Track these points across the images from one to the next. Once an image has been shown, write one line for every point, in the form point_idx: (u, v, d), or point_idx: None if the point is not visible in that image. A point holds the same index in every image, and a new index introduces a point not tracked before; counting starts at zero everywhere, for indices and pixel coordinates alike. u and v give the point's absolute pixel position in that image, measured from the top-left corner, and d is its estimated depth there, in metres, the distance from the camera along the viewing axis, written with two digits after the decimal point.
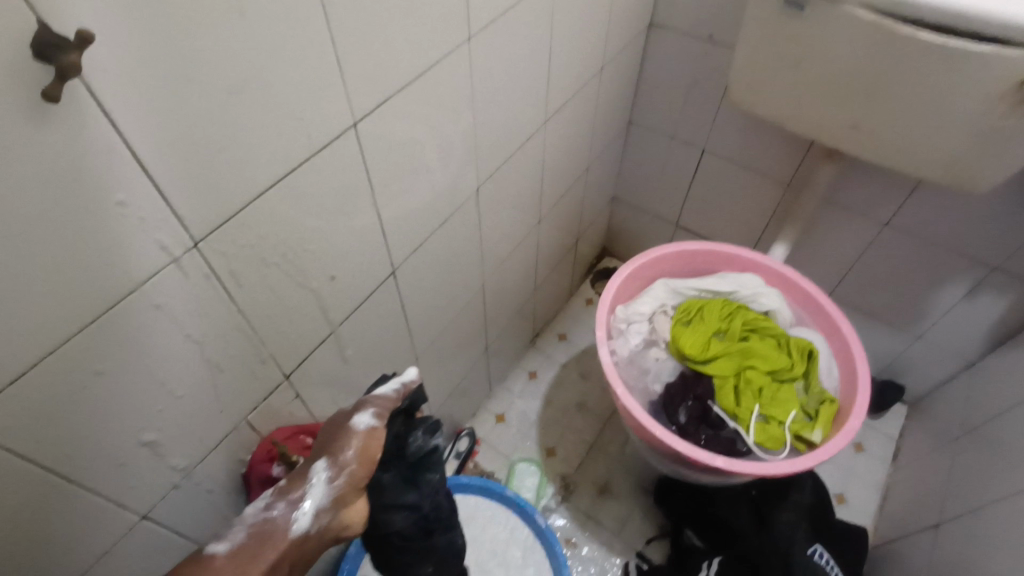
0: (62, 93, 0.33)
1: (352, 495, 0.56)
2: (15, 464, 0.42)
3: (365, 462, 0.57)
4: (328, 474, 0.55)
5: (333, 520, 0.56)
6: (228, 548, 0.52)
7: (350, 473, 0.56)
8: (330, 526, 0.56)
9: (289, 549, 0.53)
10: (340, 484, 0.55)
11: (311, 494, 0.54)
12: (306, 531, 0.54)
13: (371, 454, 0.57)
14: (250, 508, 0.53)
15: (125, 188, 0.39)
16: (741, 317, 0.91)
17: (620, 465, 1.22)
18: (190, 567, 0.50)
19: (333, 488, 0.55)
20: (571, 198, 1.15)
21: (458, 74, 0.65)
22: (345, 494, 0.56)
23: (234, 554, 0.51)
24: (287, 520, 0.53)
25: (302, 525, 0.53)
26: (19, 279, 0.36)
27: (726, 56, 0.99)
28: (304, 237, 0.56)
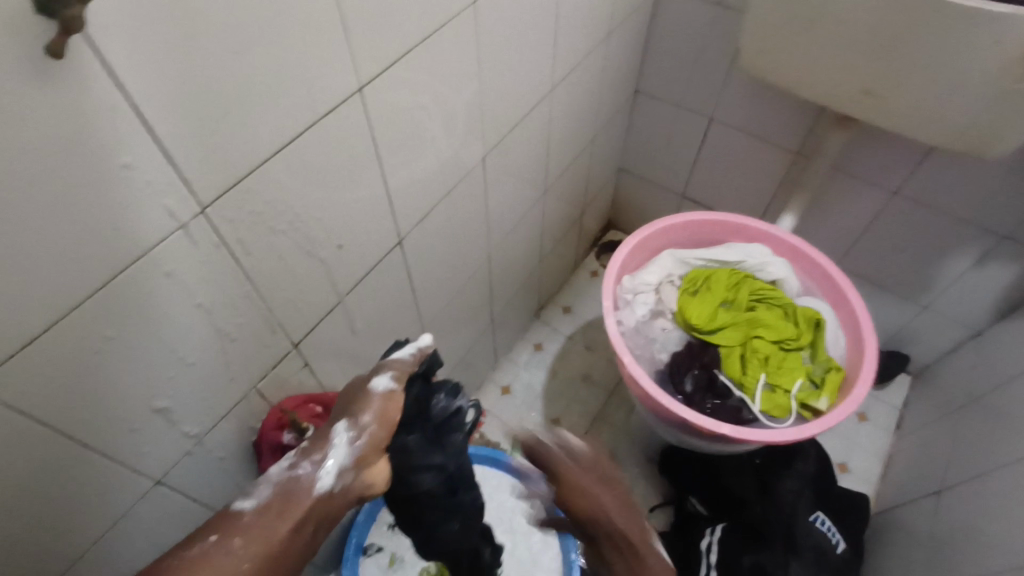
0: (65, 50, 0.32)
1: (373, 456, 0.55)
2: (31, 428, 0.42)
3: (385, 423, 0.56)
4: (350, 433, 0.54)
5: (356, 481, 0.54)
6: (254, 507, 0.50)
7: (371, 432, 0.55)
8: (353, 485, 0.54)
9: (314, 507, 0.52)
10: (361, 443, 0.54)
11: (333, 452, 0.53)
12: (331, 488, 0.53)
13: (390, 414, 0.57)
14: (274, 467, 0.53)
15: (131, 150, 0.38)
16: (748, 286, 0.91)
17: (625, 435, 1.23)
18: (217, 524, 0.49)
19: (354, 447, 0.54)
20: (576, 169, 1.14)
21: (465, 37, 0.64)
22: (367, 454, 0.55)
23: (261, 512, 0.50)
24: (310, 479, 0.52)
25: (325, 483, 0.53)
26: (27, 242, 0.36)
27: (736, 21, 0.96)
28: (312, 204, 0.56)
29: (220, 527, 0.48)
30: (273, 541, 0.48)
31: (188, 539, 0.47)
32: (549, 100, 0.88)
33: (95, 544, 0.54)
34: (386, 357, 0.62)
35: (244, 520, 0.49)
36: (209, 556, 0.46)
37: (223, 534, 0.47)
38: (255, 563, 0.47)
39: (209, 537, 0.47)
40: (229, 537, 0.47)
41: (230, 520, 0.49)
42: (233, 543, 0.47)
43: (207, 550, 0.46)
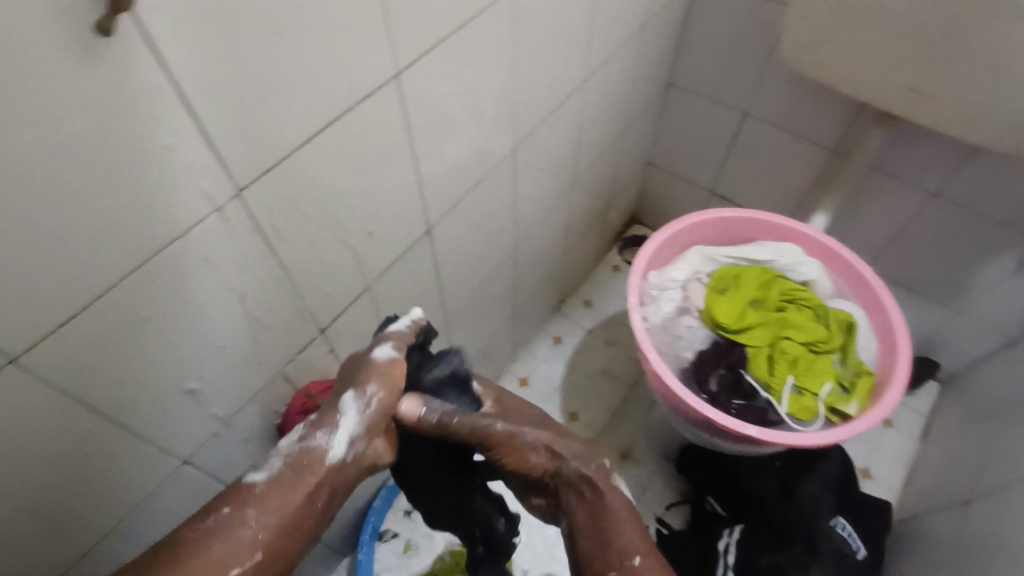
0: (113, 28, 0.32)
1: (384, 423, 0.55)
2: (67, 405, 0.43)
3: (393, 391, 0.56)
4: (361, 403, 0.53)
5: (367, 449, 0.54)
6: (266, 477, 0.49)
7: (380, 400, 0.55)
8: (364, 454, 0.54)
9: (329, 476, 0.51)
10: (373, 410, 0.54)
11: (345, 422, 0.53)
12: (344, 458, 0.52)
13: (396, 382, 0.56)
14: (284, 440, 0.51)
15: (171, 130, 0.38)
16: (778, 286, 0.89)
17: (643, 432, 1.22)
18: (230, 498, 0.47)
19: (366, 415, 0.54)
20: (604, 161, 1.12)
21: (503, 25, 0.63)
22: (378, 421, 0.54)
23: (275, 483, 0.49)
24: (324, 451, 0.52)
25: (338, 453, 0.52)
26: (69, 221, 0.36)
27: (776, 13, 0.94)
28: (345, 190, 0.55)
29: (232, 499, 0.47)
30: (290, 511, 0.48)
31: (199, 515, 0.46)
32: (582, 90, 0.87)
33: (123, 520, 0.55)
34: (381, 331, 0.62)
35: (258, 492, 0.48)
36: (225, 530, 0.45)
37: (238, 506, 0.47)
38: (273, 532, 0.46)
39: (222, 510, 0.46)
40: (245, 508, 0.46)
41: (242, 492, 0.48)
42: (248, 514, 0.46)
43: (223, 523, 0.45)
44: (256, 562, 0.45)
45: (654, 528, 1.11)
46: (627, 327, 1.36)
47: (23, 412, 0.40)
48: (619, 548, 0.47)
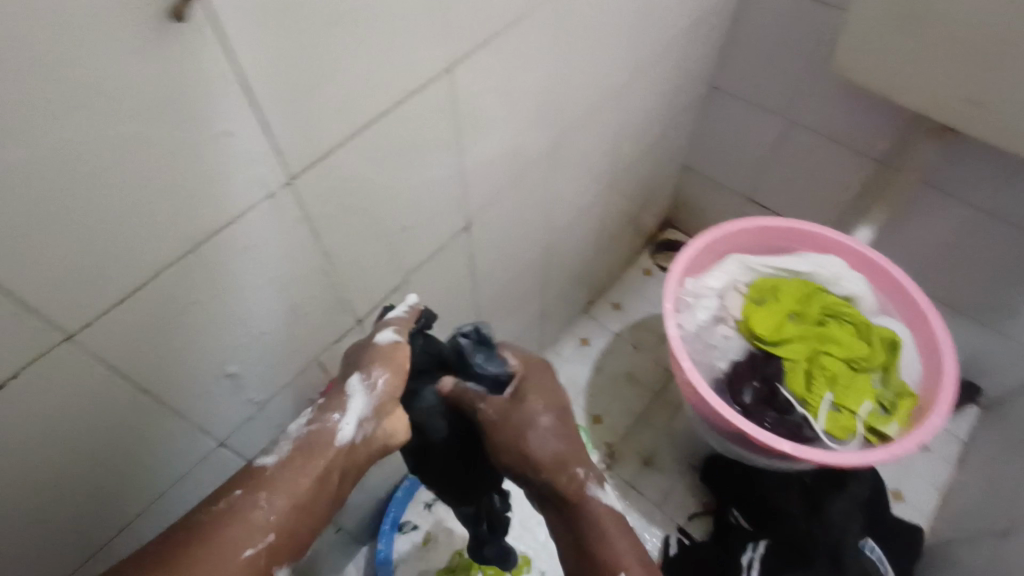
0: (188, 12, 0.32)
1: (392, 405, 0.53)
2: (116, 382, 0.43)
3: (398, 373, 0.53)
4: (366, 384, 0.52)
5: (379, 430, 0.53)
6: (277, 460, 0.50)
7: (386, 382, 0.52)
8: (376, 435, 0.53)
9: (338, 457, 0.51)
10: (379, 392, 0.52)
11: (350, 407, 0.51)
12: (353, 439, 0.52)
13: (401, 366, 0.54)
14: (293, 423, 0.52)
15: (230, 115, 0.38)
16: (819, 300, 0.88)
17: (667, 439, 1.20)
18: (244, 480, 0.49)
19: (372, 397, 0.52)
20: (642, 163, 1.11)
21: (554, 21, 0.62)
22: (385, 403, 0.52)
23: (284, 465, 0.50)
24: (332, 431, 0.51)
25: (348, 434, 0.51)
26: (129, 200, 0.36)
27: (830, 17, 0.91)
28: (389, 181, 0.55)
29: (245, 480, 0.49)
30: (298, 493, 0.49)
31: (213, 498, 0.48)
32: (626, 90, 0.86)
33: (158, 498, 0.56)
34: (381, 318, 0.59)
35: (267, 475, 0.49)
36: (237, 511, 0.47)
37: (250, 487, 0.48)
38: (282, 513, 0.48)
39: (235, 492, 0.48)
40: (255, 490, 0.48)
41: (253, 475, 0.49)
42: (258, 497, 0.47)
43: (236, 504, 0.47)
44: (269, 542, 0.47)
45: (675, 538, 1.09)
46: (656, 332, 1.34)
47: (72, 387, 0.41)
48: (610, 561, 0.54)
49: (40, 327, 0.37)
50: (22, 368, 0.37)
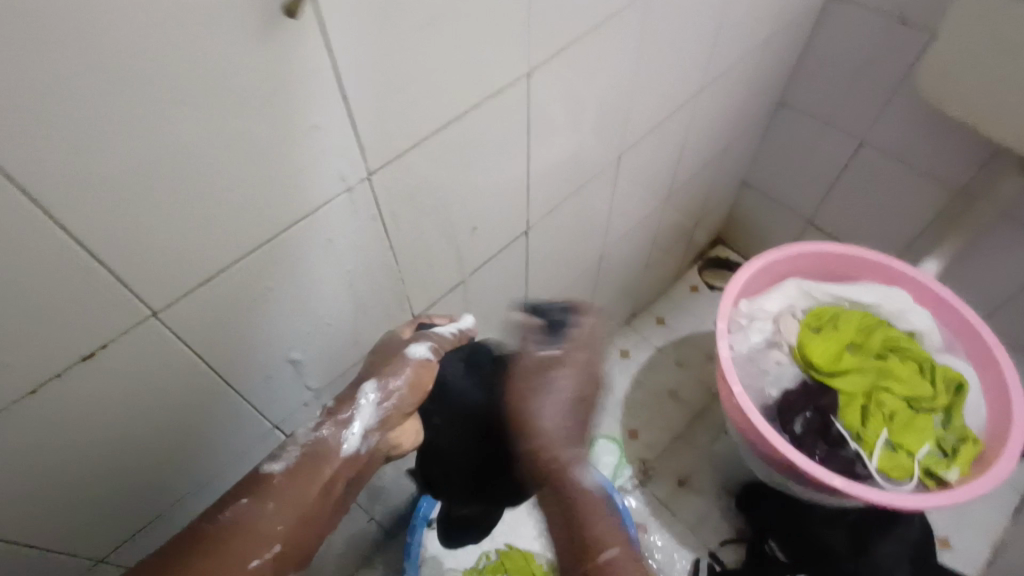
0: (300, 8, 0.33)
1: (399, 419, 0.52)
2: (191, 359, 0.45)
3: (412, 391, 0.53)
4: (378, 395, 0.51)
5: (384, 442, 0.52)
6: (283, 468, 0.49)
7: (400, 395, 0.52)
8: (381, 446, 0.52)
9: (342, 469, 0.50)
10: (390, 404, 0.51)
11: (359, 414, 0.51)
12: (357, 451, 0.51)
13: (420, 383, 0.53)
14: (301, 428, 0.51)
15: (321, 111, 0.39)
16: (880, 332, 0.85)
17: (705, 461, 1.18)
18: (248, 488, 0.48)
19: (382, 409, 0.51)
20: (701, 178, 1.09)
21: (633, 32, 0.62)
22: (393, 416, 0.52)
23: (292, 473, 0.49)
24: (337, 442, 0.50)
25: (352, 445, 0.51)
26: (223, 186, 0.38)
27: (915, 39, 0.88)
28: (460, 182, 0.55)
29: (251, 489, 0.48)
30: (304, 503, 0.48)
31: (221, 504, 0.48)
32: (694, 104, 0.84)
33: (215, 475, 0.57)
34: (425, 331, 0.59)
35: (274, 483, 0.48)
36: (243, 522, 0.46)
37: (260, 497, 0.47)
38: (288, 523, 0.47)
39: (242, 500, 0.47)
40: (263, 500, 0.47)
41: (261, 484, 0.48)
42: (265, 507, 0.47)
43: (245, 515, 0.47)
44: (275, 552, 0.47)
45: (706, 563, 1.06)
46: (701, 350, 1.31)
47: (151, 361, 0.43)
48: (594, 538, 0.50)
49: (130, 302, 0.38)
50: (110, 339, 0.39)
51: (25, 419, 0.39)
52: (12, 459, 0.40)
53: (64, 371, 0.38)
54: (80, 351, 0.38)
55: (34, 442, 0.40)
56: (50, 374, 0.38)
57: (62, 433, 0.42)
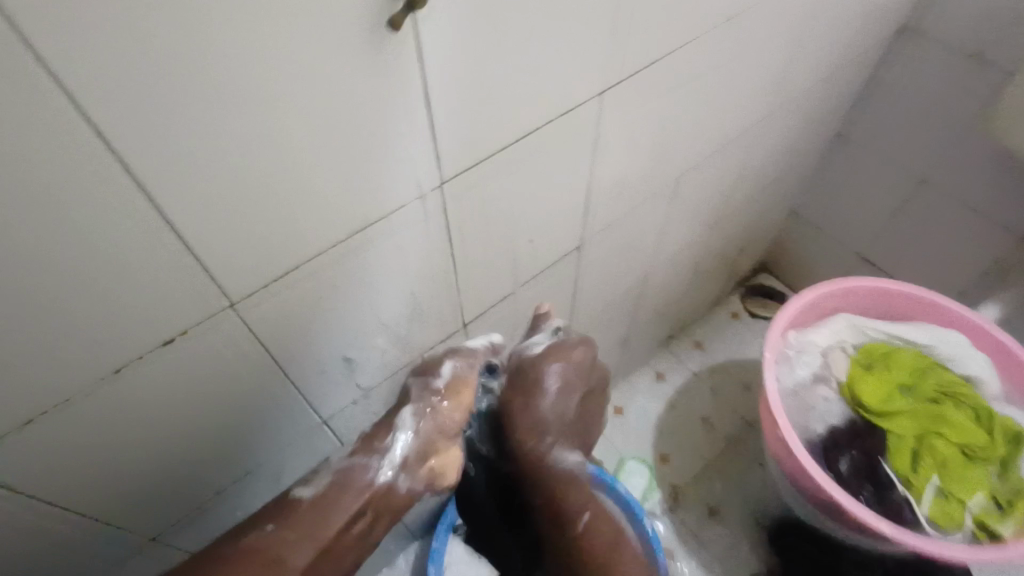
0: (402, 23, 0.35)
1: (439, 441, 0.57)
2: (257, 349, 0.46)
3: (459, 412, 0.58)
4: (414, 418, 0.56)
5: (422, 472, 0.57)
6: (312, 494, 0.54)
7: (442, 413, 0.57)
8: (421, 475, 0.57)
9: (375, 498, 0.55)
10: (424, 428, 0.56)
11: (398, 442, 0.56)
12: (391, 482, 0.56)
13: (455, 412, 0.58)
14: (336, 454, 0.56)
15: (408, 120, 0.40)
16: (936, 376, 0.83)
17: (737, 491, 1.15)
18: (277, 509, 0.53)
19: (418, 433, 0.56)
20: (752, 204, 1.07)
21: (707, 55, 0.61)
22: (431, 438, 0.57)
23: (316, 504, 0.53)
24: (370, 473, 0.55)
25: (387, 476, 0.56)
26: (309, 185, 0.39)
27: (990, 76, 0.86)
28: (524, 195, 0.56)
29: (276, 514, 0.53)
30: (326, 533, 0.53)
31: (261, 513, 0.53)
32: (755, 129, 0.84)
33: (263, 465, 0.59)
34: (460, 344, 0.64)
35: (299, 509, 0.53)
36: (270, 545, 0.51)
37: (287, 517, 0.53)
38: (309, 546, 0.52)
39: (269, 525, 0.52)
40: (286, 525, 0.52)
41: (288, 508, 0.53)
42: (287, 536, 0.52)
43: (268, 537, 0.51)
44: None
45: None
46: (739, 379, 1.29)
47: (222, 350, 0.44)
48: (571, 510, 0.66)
49: (212, 291, 0.40)
50: (189, 326, 0.41)
51: (105, 396, 0.41)
52: (88, 434, 0.42)
53: (145, 355, 0.40)
54: (162, 336, 0.40)
55: (110, 419, 0.42)
56: (133, 356, 0.40)
57: (135, 412, 0.43)
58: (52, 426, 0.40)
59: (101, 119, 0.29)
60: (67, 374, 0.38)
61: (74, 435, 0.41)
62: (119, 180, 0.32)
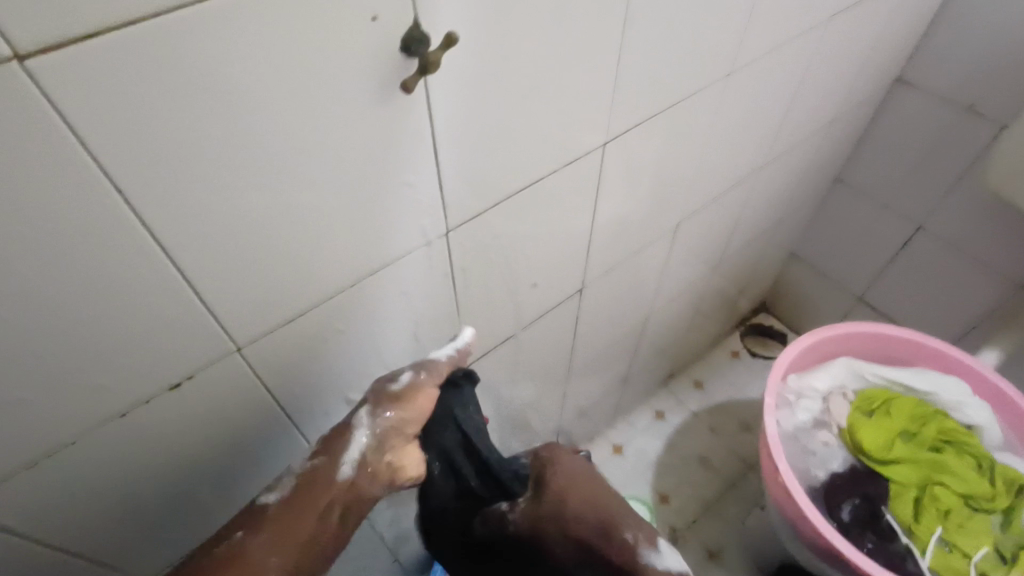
0: (413, 86, 0.37)
1: (398, 438, 0.49)
2: (260, 391, 0.47)
3: (414, 416, 0.50)
4: (370, 415, 0.48)
5: (386, 466, 0.48)
6: (278, 498, 0.46)
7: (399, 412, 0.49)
8: (384, 474, 0.48)
9: (337, 496, 0.47)
10: (383, 424, 0.48)
11: (355, 441, 0.47)
12: (351, 478, 0.47)
13: (410, 415, 0.49)
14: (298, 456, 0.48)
15: (417, 172, 0.42)
16: (936, 423, 0.84)
17: (737, 535, 1.14)
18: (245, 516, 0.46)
19: (377, 428, 0.48)
20: (751, 246, 1.08)
21: (706, 108, 0.63)
22: (390, 434, 0.48)
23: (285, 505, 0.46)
24: (331, 470, 0.47)
25: (346, 472, 0.47)
26: (318, 235, 0.40)
27: (983, 128, 0.88)
28: (527, 240, 0.57)
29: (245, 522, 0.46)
30: (291, 537, 0.45)
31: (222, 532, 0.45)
32: (754, 176, 0.85)
33: None
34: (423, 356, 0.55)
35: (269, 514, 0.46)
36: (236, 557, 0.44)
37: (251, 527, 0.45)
38: (281, 562, 0.45)
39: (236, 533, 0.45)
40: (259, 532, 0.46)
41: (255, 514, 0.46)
42: (256, 541, 0.44)
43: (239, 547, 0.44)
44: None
45: None
46: (739, 419, 1.28)
47: (227, 393, 0.45)
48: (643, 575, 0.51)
49: (220, 337, 0.41)
50: (196, 370, 0.41)
51: (110, 439, 0.41)
52: (89, 476, 0.42)
53: (151, 398, 0.41)
54: (169, 380, 0.41)
55: (113, 462, 0.42)
56: (139, 400, 0.40)
57: (137, 454, 0.43)
58: (56, 469, 0.40)
59: (123, 180, 0.30)
60: (72, 418, 0.38)
61: (77, 478, 0.41)
62: (138, 234, 0.32)
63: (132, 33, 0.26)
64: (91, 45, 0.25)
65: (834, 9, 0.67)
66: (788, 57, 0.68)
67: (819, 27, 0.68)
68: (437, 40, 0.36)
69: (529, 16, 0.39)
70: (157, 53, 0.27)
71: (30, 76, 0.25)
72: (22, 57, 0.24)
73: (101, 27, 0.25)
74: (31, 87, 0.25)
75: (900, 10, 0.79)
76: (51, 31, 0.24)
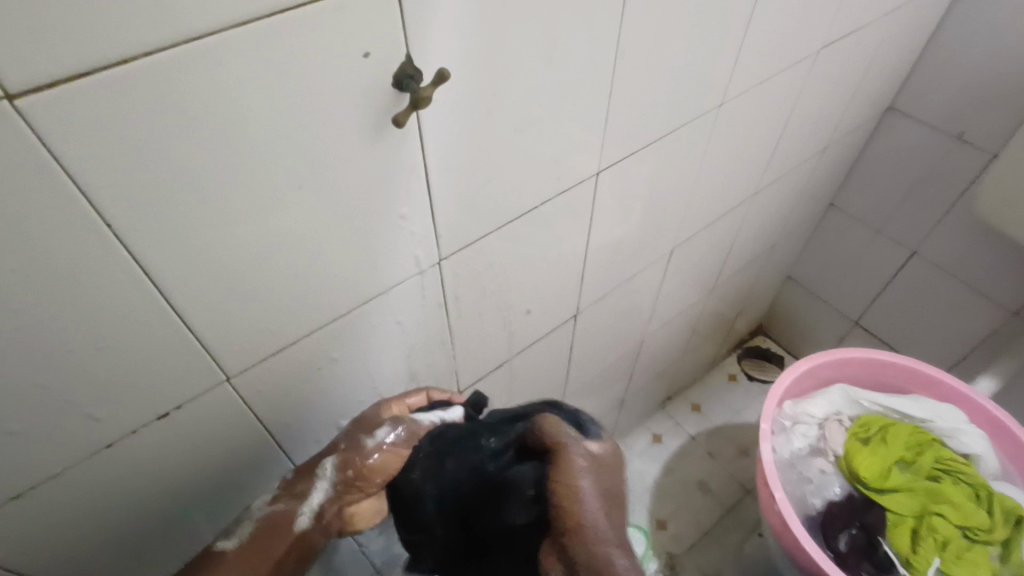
0: (405, 120, 0.37)
1: (360, 491, 0.46)
2: (250, 420, 0.46)
3: (385, 472, 0.46)
4: (336, 467, 0.46)
5: (343, 517, 0.47)
6: (235, 545, 0.45)
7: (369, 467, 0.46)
8: (339, 523, 0.47)
9: (293, 546, 0.46)
10: (347, 477, 0.46)
11: (318, 488, 0.46)
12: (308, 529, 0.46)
13: (375, 475, 0.46)
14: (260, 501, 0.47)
15: (409, 203, 0.42)
16: (933, 451, 0.84)
17: (735, 562, 1.12)
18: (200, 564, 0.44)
19: (339, 481, 0.46)
20: (747, 271, 1.09)
21: (699, 136, 0.64)
22: (350, 488, 0.46)
23: (243, 553, 0.45)
24: (291, 515, 0.46)
25: (305, 520, 0.46)
26: (309, 266, 0.40)
27: (974, 156, 0.89)
28: (520, 267, 0.57)
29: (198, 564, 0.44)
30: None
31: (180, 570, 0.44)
32: (748, 203, 0.86)
33: None
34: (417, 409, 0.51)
35: (226, 560, 0.44)
36: None
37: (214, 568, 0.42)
38: None
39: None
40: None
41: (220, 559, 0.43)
42: None
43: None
44: None
45: None
46: (736, 444, 1.27)
47: (217, 422, 0.44)
48: None
49: (210, 367, 0.40)
50: (185, 400, 0.41)
51: (97, 469, 0.40)
52: (73, 509, 0.41)
53: (139, 428, 0.40)
54: (157, 411, 0.40)
55: (100, 493, 0.42)
56: (127, 430, 0.40)
57: (122, 486, 0.42)
58: (41, 500, 0.39)
59: (114, 213, 0.30)
60: (58, 449, 0.37)
61: (62, 509, 0.41)
62: (130, 266, 0.32)
63: (122, 71, 0.26)
64: (81, 83, 0.26)
65: (825, 40, 0.68)
66: (780, 88, 0.69)
67: (810, 57, 0.69)
68: (428, 77, 0.36)
69: (521, 51, 0.40)
70: (147, 90, 0.27)
71: (21, 114, 0.25)
72: (13, 96, 0.24)
73: (91, 65, 0.26)
74: (22, 125, 0.25)
75: (890, 41, 0.80)
76: (42, 70, 0.25)
